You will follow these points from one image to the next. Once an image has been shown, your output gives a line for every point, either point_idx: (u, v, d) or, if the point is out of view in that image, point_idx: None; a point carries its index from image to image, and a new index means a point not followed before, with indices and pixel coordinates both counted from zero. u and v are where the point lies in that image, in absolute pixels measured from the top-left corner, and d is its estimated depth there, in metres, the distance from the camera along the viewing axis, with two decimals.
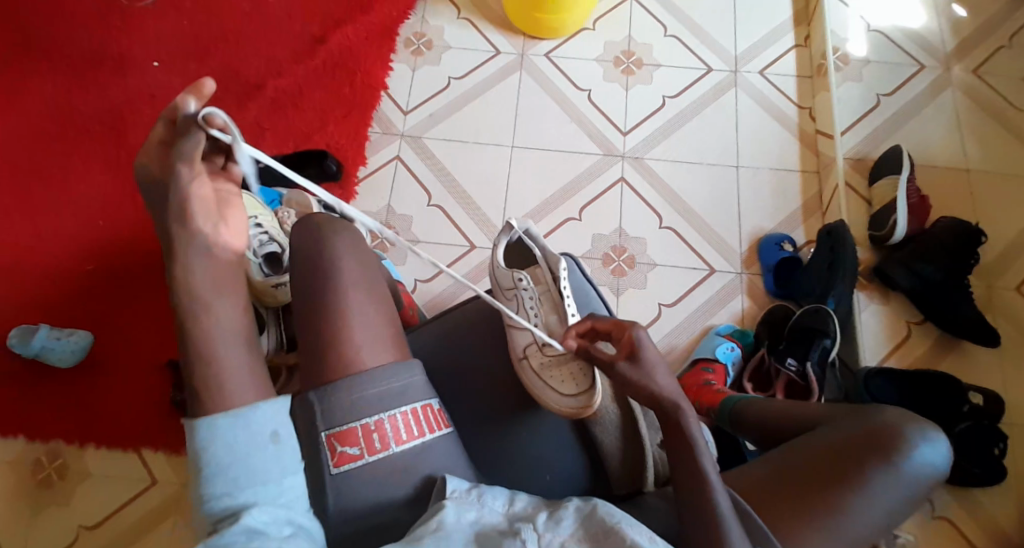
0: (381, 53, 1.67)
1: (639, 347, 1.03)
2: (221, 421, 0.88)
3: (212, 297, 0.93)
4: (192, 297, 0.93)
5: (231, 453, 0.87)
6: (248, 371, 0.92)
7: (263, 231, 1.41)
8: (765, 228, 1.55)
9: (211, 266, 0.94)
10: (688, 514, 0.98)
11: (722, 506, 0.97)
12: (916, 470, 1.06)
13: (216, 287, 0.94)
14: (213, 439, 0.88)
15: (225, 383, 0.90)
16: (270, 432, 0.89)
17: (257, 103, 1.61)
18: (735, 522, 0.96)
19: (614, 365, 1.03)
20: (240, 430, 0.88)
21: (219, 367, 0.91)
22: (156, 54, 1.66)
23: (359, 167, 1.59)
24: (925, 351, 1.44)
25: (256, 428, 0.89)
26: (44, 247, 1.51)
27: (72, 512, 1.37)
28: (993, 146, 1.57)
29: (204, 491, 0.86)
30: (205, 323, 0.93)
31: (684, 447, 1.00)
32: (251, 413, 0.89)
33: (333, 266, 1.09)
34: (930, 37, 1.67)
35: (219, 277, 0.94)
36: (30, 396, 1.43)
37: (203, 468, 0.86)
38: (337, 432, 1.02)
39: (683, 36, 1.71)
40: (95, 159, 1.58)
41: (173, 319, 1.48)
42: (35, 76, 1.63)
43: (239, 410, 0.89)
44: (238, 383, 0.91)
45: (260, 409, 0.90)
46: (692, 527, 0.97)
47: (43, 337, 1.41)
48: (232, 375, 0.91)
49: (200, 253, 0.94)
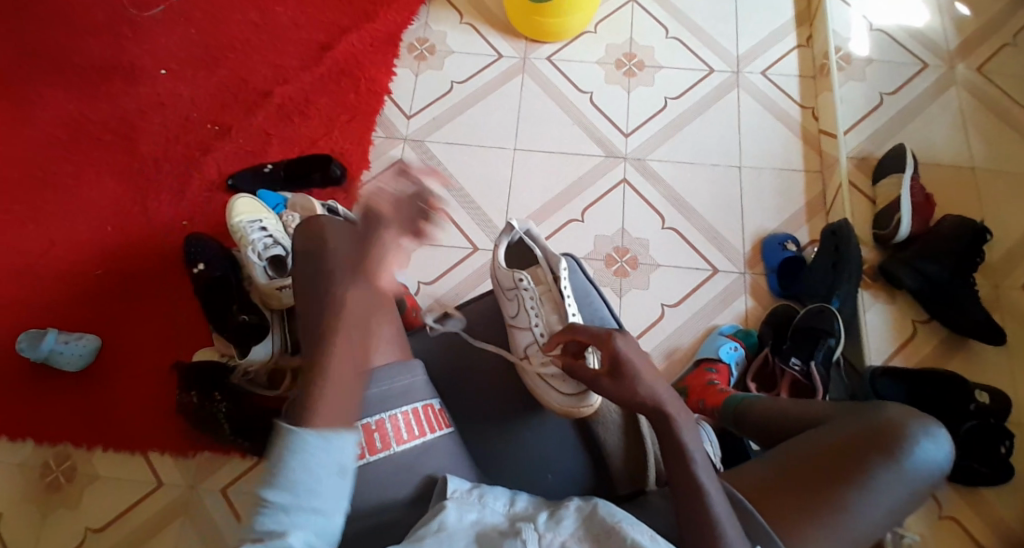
0: (385, 59, 1.69)
1: (622, 361, 1.01)
2: (311, 438, 0.90)
3: (344, 333, 1.03)
4: (336, 327, 1.03)
5: (304, 471, 0.89)
6: (347, 401, 0.97)
7: (268, 234, 1.44)
8: (769, 228, 1.55)
9: (361, 309, 1.06)
10: (687, 515, 0.97)
11: (719, 507, 0.97)
12: (918, 468, 1.05)
13: (353, 327, 1.04)
14: (296, 452, 0.90)
15: (323, 401, 0.96)
16: (336, 466, 0.91)
17: (263, 111, 1.64)
18: (732, 523, 0.96)
19: (596, 380, 1.03)
20: (318, 452, 0.90)
21: (325, 391, 0.96)
22: (163, 63, 1.69)
23: (363, 171, 1.60)
24: (932, 350, 1.43)
25: (330, 458, 0.90)
26: (53, 253, 1.53)
27: (79, 514, 1.38)
28: (999, 144, 1.56)
29: (268, 495, 0.88)
30: (333, 359, 1.00)
31: (684, 445, 1.00)
32: (331, 441, 0.91)
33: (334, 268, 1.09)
34: (933, 36, 1.67)
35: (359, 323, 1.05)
36: (40, 400, 1.44)
37: (277, 474, 0.88)
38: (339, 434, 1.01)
39: (685, 38, 1.72)
40: (103, 166, 1.60)
41: (179, 323, 1.50)
42: (46, 85, 1.66)
43: (325, 432, 0.91)
44: (335, 406, 0.96)
45: (339, 439, 0.92)
46: (689, 527, 0.97)
47: (52, 340, 1.43)
48: (339, 397, 0.97)
49: (360, 291, 1.07)
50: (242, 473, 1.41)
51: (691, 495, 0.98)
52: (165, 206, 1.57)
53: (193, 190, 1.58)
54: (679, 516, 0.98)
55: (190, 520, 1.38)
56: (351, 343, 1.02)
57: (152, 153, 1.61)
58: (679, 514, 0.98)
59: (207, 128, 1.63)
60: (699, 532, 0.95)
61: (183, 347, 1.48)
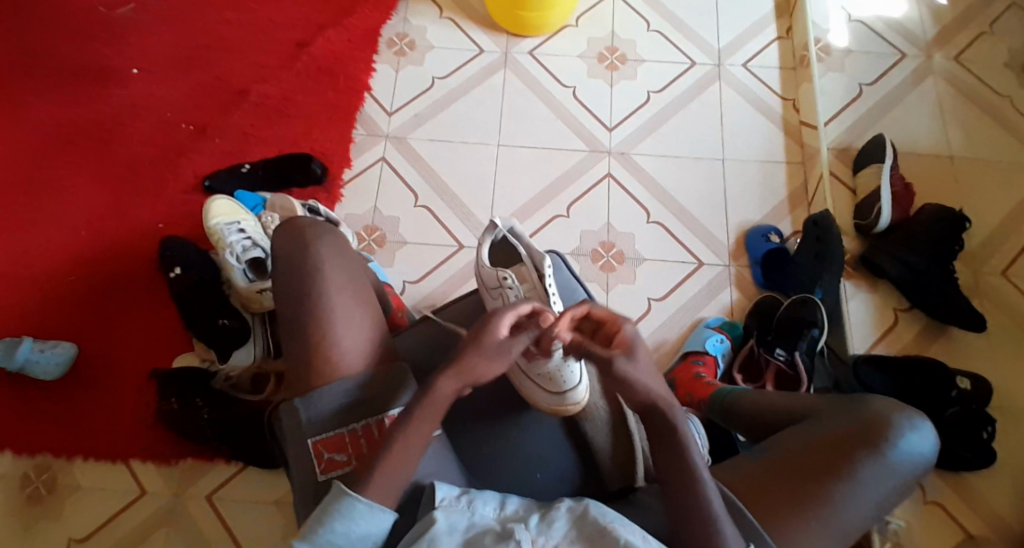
0: (364, 55, 1.67)
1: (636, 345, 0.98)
2: (360, 509, 0.93)
3: (417, 417, 0.97)
4: (415, 412, 0.98)
5: (345, 536, 0.93)
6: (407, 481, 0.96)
7: (246, 236, 1.42)
8: (752, 220, 1.56)
9: (440, 400, 0.98)
10: (680, 515, 0.99)
11: (717, 504, 0.98)
12: (905, 460, 1.06)
13: (430, 413, 0.98)
14: (344, 519, 0.93)
15: (382, 474, 0.95)
16: (371, 537, 0.94)
17: (241, 110, 1.61)
18: (727, 520, 0.98)
19: (612, 359, 0.97)
20: (363, 523, 0.93)
21: (383, 470, 0.95)
22: (136, 62, 1.65)
23: (344, 170, 1.58)
24: (913, 338, 1.45)
25: (371, 530, 0.94)
26: (26, 259, 1.49)
27: (61, 526, 1.35)
28: (976, 132, 1.58)
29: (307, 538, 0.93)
30: (403, 439, 0.97)
31: (676, 446, 1.00)
32: (376, 516, 0.94)
33: (318, 273, 1.08)
34: (911, 26, 1.68)
35: (436, 409, 0.98)
36: (18, 409, 1.41)
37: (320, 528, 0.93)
38: (336, 434, 1.01)
39: (666, 31, 1.71)
40: (77, 168, 1.56)
41: (160, 328, 1.47)
42: (14, 87, 1.61)
43: (375, 506, 0.93)
44: (393, 481, 0.95)
45: (382, 517, 0.94)
46: (682, 522, 0.99)
47: (27, 349, 1.39)
48: (397, 471, 0.95)
49: (450, 383, 0.98)
50: (228, 478, 1.39)
51: (682, 489, 0.99)
52: (142, 209, 1.53)
53: (170, 191, 1.55)
54: (670, 510, 1.00)
55: (176, 528, 1.36)
56: (423, 429, 0.97)
57: (126, 155, 1.57)
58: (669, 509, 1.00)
59: (182, 128, 1.60)
60: (693, 529, 0.98)
61: (164, 352, 1.45)
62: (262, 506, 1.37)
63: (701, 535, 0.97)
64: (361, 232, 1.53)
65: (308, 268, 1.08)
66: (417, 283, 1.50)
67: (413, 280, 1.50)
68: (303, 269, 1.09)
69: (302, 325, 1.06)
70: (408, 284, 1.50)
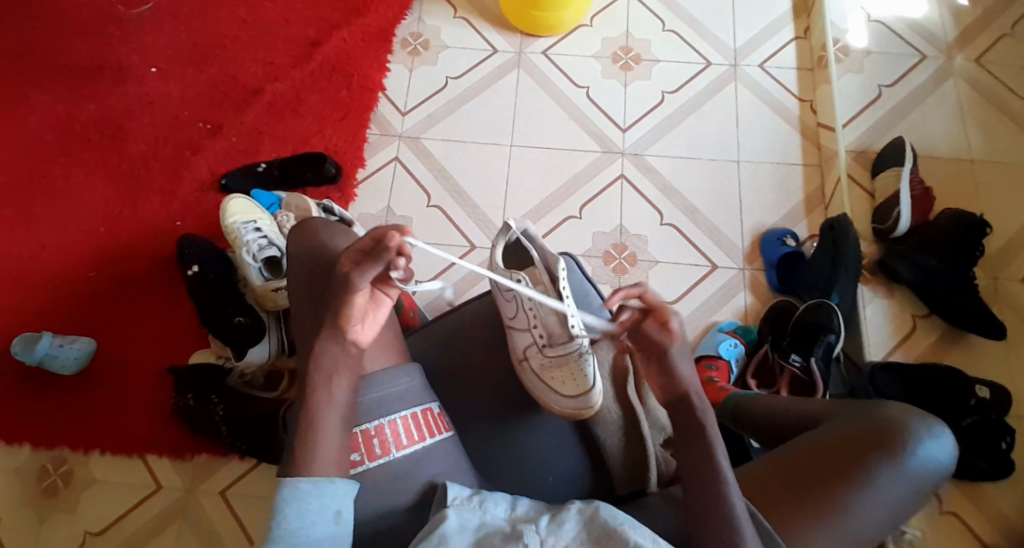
0: (377, 55, 1.67)
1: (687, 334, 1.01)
2: (304, 486, 0.93)
3: (326, 384, 0.99)
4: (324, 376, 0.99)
5: (300, 521, 0.92)
6: (341, 451, 0.97)
7: (262, 235, 1.43)
8: (768, 224, 1.54)
9: (343, 358, 1.00)
10: (699, 519, 0.97)
11: (739, 502, 0.96)
12: (921, 466, 1.05)
13: (337, 375, 1.00)
14: (292, 503, 0.93)
15: (314, 453, 0.96)
16: (334, 513, 0.94)
17: (255, 109, 1.62)
18: (747, 520, 0.95)
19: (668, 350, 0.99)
20: (313, 502, 0.93)
21: (315, 441, 0.96)
22: (153, 61, 1.66)
23: (358, 169, 1.58)
24: (932, 342, 1.43)
25: (325, 505, 0.93)
26: (45, 256, 1.52)
27: (78, 518, 1.38)
28: (997, 135, 1.55)
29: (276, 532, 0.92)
30: (318, 406, 0.98)
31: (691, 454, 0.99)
32: (325, 487, 0.94)
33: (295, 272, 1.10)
34: (932, 27, 1.66)
35: (335, 366, 1.00)
36: (37, 402, 1.43)
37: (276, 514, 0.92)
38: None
39: (681, 31, 1.70)
40: (95, 166, 1.58)
41: (175, 325, 1.48)
42: (33, 86, 1.63)
43: (319, 480, 0.94)
44: (329, 457, 0.96)
45: (335, 487, 0.94)
46: (698, 523, 0.96)
47: (46, 345, 1.41)
48: (325, 442, 0.97)
49: (332, 342, 1.00)
50: (241, 475, 1.40)
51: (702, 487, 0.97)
52: (157, 207, 1.55)
53: (185, 190, 1.56)
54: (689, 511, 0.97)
55: (190, 522, 1.37)
56: (335, 390, 0.99)
57: (142, 154, 1.59)
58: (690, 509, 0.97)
59: (198, 127, 1.61)
60: (715, 531, 0.95)
61: (179, 349, 1.47)
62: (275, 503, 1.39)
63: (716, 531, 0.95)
64: (374, 232, 1.54)
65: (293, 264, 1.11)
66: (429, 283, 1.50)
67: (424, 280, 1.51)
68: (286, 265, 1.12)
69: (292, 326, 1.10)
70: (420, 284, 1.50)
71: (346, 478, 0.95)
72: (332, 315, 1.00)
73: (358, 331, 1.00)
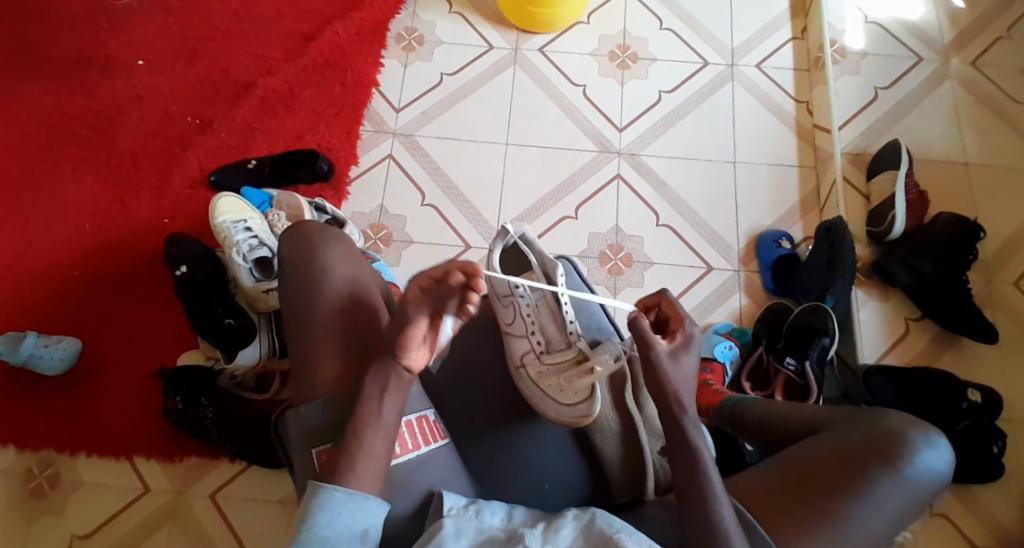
0: (371, 50, 1.64)
1: (686, 345, 1.02)
2: (341, 495, 0.93)
3: (380, 401, 0.99)
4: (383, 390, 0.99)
5: (329, 528, 0.92)
6: (379, 467, 0.96)
7: (252, 235, 1.40)
8: (763, 225, 1.54)
9: (397, 382, 1.00)
10: (691, 526, 0.97)
11: (728, 518, 0.95)
12: (920, 477, 1.02)
13: (391, 398, 0.99)
14: (325, 510, 0.93)
15: (358, 466, 0.95)
16: (362, 531, 0.93)
17: (246, 104, 1.59)
18: (737, 531, 0.95)
19: (654, 349, 1.01)
20: (344, 514, 0.93)
21: (361, 457, 0.96)
22: (142, 54, 1.63)
23: (351, 167, 1.56)
24: (924, 347, 1.43)
25: (357, 519, 0.93)
26: (30, 253, 1.48)
27: (65, 521, 1.35)
28: (992, 139, 1.56)
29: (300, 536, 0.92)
30: (368, 429, 0.97)
31: (681, 467, 0.99)
32: (359, 503, 0.94)
33: (320, 280, 1.06)
34: (928, 29, 1.66)
35: (394, 389, 1.00)
36: (21, 401, 1.41)
37: (304, 522, 0.92)
38: (324, 447, 1.01)
39: (679, 29, 1.69)
40: (83, 162, 1.55)
41: (165, 325, 1.46)
42: (19, 80, 1.60)
43: (356, 494, 0.94)
44: (369, 472, 0.96)
45: (368, 503, 0.94)
46: (694, 534, 0.96)
47: (32, 344, 1.37)
48: (372, 457, 0.96)
49: (390, 363, 1.00)
50: (230, 478, 1.38)
51: (689, 492, 0.98)
52: (145, 204, 1.52)
53: (174, 186, 1.53)
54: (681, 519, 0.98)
55: (180, 524, 1.35)
56: (389, 415, 0.99)
57: (131, 150, 1.56)
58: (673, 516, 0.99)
59: (188, 122, 1.58)
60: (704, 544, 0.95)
61: (168, 350, 1.44)
62: (267, 506, 1.37)
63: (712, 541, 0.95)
64: (368, 230, 1.51)
65: (308, 274, 1.06)
66: None
67: None
68: (297, 273, 1.07)
69: (301, 332, 1.05)
70: None
71: (376, 497, 0.95)
72: (390, 337, 1.00)
73: (416, 359, 1.01)
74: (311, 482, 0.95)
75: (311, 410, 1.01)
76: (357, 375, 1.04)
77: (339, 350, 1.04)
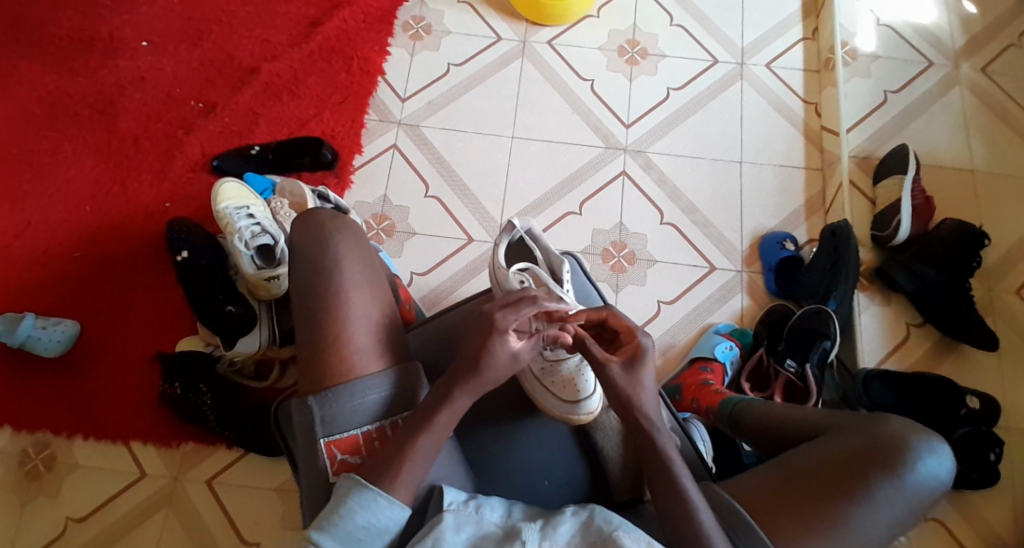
0: (378, 38, 1.63)
1: (640, 357, 1.03)
2: (381, 503, 0.93)
3: (439, 414, 0.98)
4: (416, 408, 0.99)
5: (364, 531, 0.93)
6: (425, 461, 0.96)
7: (255, 221, 1.38)
8: (767, 226, 1.53)
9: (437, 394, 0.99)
10: (675, 535, 0.96)
11: (709, 521, 0.96)
12: (922, 484, 1.02)
13: (442, 410, 0.98)
14: (366, 512, 0.93)
15: (406, 463, 0.95)
16: (388, 535, 0.94)
17: (250, 89, 1.58)
18: (719, 533, 0.96)
19: (606, 366, 1.02)
20: (383, 517, 0.93)
21: (386, 459, 0.96)
22: (146, 36, 1.61)
23: (355, 155, 1.55)
24: (924, 353, 1.43)
25: (388, 527, 0.94)
26: (29, 234, 1.47)
27: (60, 503, 1.35)
28: (999, 147, 1.55)
29: (329, 524, 0.92)
30: (423, 437, 0.97)
31: (676, 472, 0.99)
32: (394, 513, 0.94)
33: (334, 269, 1.04)
34: (939, 34, 1.65)
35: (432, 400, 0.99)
36: (18, 381, 1.40)
37: (338, 518, 0.92)
38: (392, 421, 1.01)
39: (689, 26, 1.68)
40: (84, 143, 1.53)
41: (165, 311, 1.45)
42: (21, 58, 1.58)
43: (395, 504, 0.94)
44: (415, 469, 0.96)
45: (402, 515, 0.94)
46: (675, 534, 0.96)
47: (29, 326, 1.37)
48: (388, 448, 0.97)
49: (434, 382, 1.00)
50: (227, 465, 1.38)
51: (676, 500, 0.98)
52: (146, 188, 1.51)
53: (176, 171, 1.52)
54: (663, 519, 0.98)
55: (176, 510, 1.35)
56: (460, 403, 0.99)
57: (132, 131, 1.54)
58: (662, 510, 0.98)
59: (191, 105, 1.57)
60: (687, 539, 0.95)
61: (167, 335, 1.43)
62: (263, 493, 1.37)
63: (692, 542, 0.95)
64: (370, 220, 1.51)
65: (318, 266, 1.05)
66: (425, 275, 1.48)
67: (421, 272, 1.48)
68: (310, 264, 1.05)
69: (315, 320, 1.02)
70: (416, 276, 1.48)
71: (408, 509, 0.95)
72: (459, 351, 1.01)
73: (489, 371, 1.00)
74: (352, 477, 0.95)
75: (373, 385, 1.00)
76: (395, 359, 1.04)
77: (370, 333, 1.03)
